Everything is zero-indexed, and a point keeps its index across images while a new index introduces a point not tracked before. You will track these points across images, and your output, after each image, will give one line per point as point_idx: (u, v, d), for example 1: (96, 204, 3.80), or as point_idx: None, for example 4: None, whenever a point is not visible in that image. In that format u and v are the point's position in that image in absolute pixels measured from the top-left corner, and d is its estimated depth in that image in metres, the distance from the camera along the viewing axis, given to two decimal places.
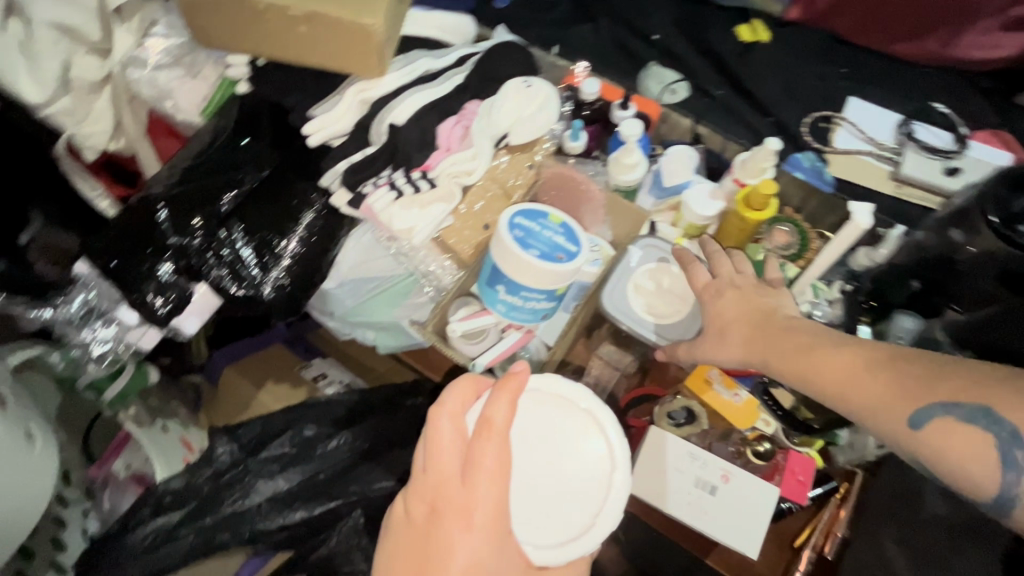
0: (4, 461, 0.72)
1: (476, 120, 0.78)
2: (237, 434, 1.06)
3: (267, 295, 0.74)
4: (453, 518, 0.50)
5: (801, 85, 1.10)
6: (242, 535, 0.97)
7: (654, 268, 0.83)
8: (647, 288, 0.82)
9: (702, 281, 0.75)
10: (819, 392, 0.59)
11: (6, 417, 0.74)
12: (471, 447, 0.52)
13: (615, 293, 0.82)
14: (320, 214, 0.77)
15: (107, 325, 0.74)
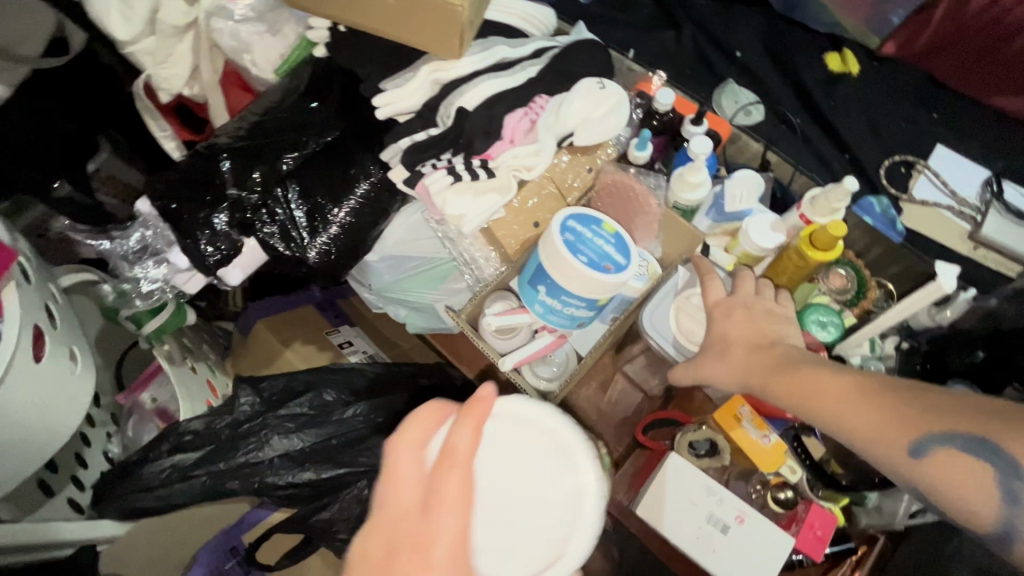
0: (52, 380, 0.74)
1: (543, 116, 0.77)
2: (260, 387, 1.06)
3: (312, 259, 0.75)
4: (410, 558, 0.44)
5: (885, 124, 1.05)
6: (252, 485, 1.00)
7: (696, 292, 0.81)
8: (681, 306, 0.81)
9: (714, 298, 0.74)
10: (813, 418, 0.58)
11: (56, 338, 0.76)
12: (434, 480, 0.47)
13: (655, 313, 0.83)
14: (374, 187, 0.77)
15: (159, 265, 0.75)
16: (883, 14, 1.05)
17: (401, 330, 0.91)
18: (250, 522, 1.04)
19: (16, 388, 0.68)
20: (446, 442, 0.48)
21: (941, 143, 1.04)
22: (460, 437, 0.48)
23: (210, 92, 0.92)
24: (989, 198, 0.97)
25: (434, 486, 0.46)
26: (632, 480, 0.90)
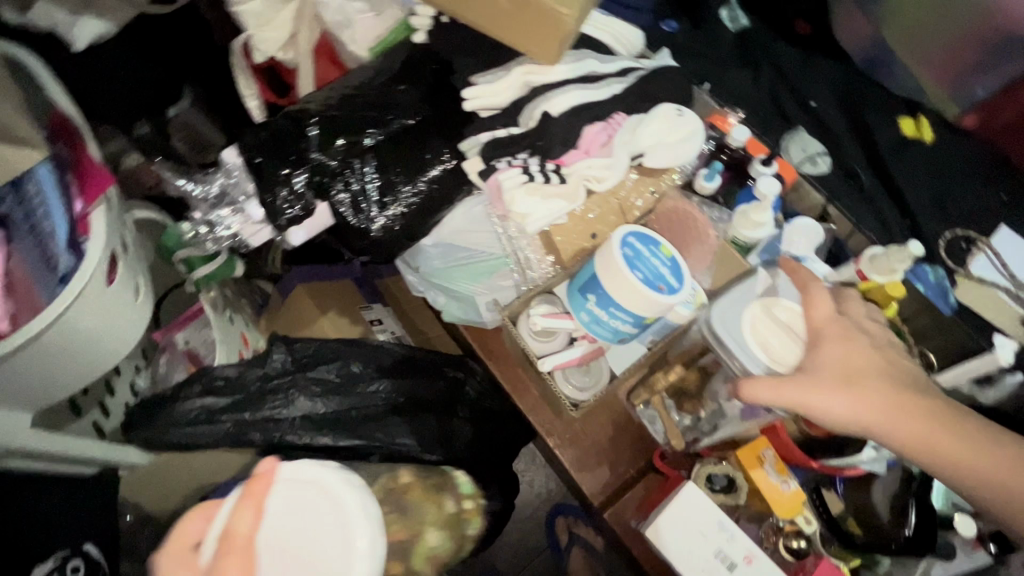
0: (116, 305, 0.78)
1: (621, 132, 0.78)
2: (293, 347, 1.09)
3: (375, 233, 0.78)
4: None
5: (951, 197, 1.04)
6: (271, 440, 1.03)
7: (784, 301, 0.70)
8: (771, 313, 0.69)
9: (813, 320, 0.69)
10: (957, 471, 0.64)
11: (127, 266, 0.79)
12: (221, 558, 0.59)
13: (727, 314, 0.71)
14: (446, 172, 0.79)
15: (234, 214, 0.78)
16: (969, 85, 1.07)
17: (438, 317, 0.94)
18: None
19: (87, 304, 0.72)
20: (230, 525, 0.61)
21: (1007, 224, 1.02)
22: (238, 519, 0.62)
23: (302, 59, 0.96)
24: None
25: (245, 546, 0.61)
26: (639, 503, 0.97)
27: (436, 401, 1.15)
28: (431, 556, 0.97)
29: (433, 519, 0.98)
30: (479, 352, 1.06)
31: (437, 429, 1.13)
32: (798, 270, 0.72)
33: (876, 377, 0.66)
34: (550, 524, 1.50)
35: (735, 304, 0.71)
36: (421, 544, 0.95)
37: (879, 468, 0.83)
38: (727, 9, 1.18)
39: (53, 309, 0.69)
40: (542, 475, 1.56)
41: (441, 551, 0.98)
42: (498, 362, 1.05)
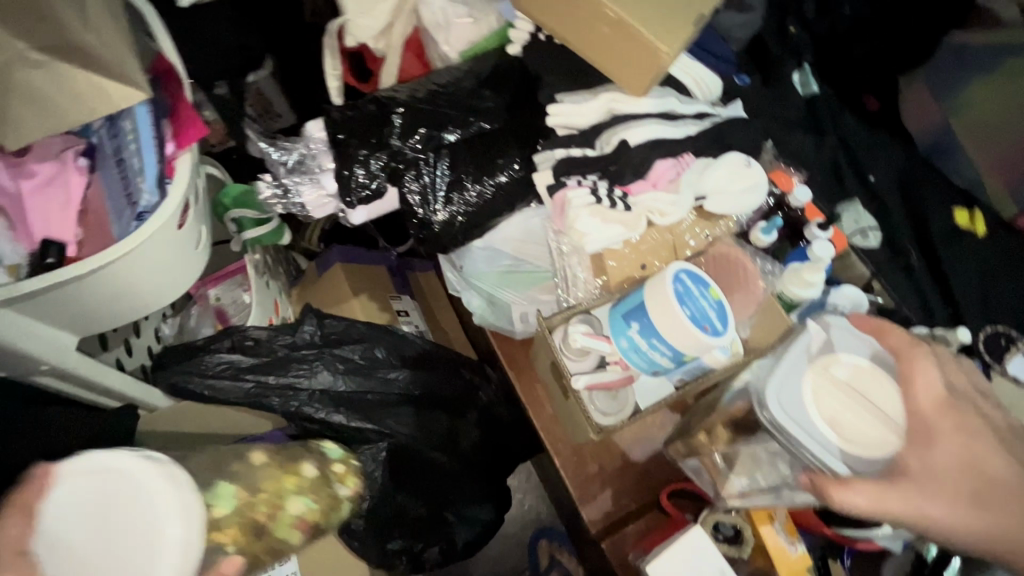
0: (179, 248, 0.81)
1: (689, 172, 0.80)
2: (324, 322, 1.11)
3: (435, 225, 0.81)
4: None
5: (997, 293, 1.04)
6: (288, 408, 1.04)
7: (857, 367, 0.65)
8: (836, 390, 0.64)
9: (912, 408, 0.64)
10: None
11: (195, 216, 0.83)
12: None
13: (786, 394, 0.65)
14: (512, 178, 0.82)
15: (308, 184, 0.82)
16: None
17: (470, 318, 0.96)
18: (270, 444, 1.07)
19: (159, 242, 0.75)
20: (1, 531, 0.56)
21: None
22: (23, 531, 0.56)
23: (391, 51, 0.99)
24: None
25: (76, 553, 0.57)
26: (639, 538, 0.96)
27: (450, 400, 1.16)
28: (301, 524, 0.88)
29: (294, 485, 0.87)
30: (505, 360, 1.07)
31: (446, 428, 1.13)
32: (889, 335, 0.67)
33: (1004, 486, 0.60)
34: (531, 546, 1.47)
35: (791, 375, 0.66)
36: (281, 511, 0.85)
37: (894, 546, 0.81)
38: (800, 74, 1.19)
39: (128, 242, 0.71)
40: (530, 495, 1.53)
41: (309, 516, 0.88)
42: (520, 374, 1.06)
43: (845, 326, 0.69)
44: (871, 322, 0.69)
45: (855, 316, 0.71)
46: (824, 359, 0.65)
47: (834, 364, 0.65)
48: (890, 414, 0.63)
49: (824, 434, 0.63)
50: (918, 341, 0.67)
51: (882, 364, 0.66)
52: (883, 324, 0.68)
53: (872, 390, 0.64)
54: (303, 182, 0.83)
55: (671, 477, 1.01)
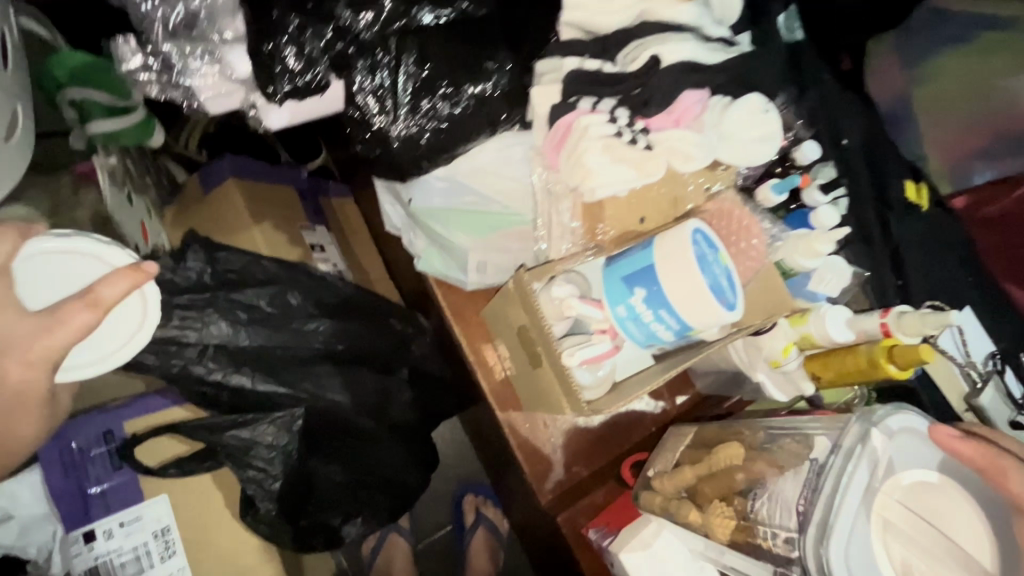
0: None
1: (710, 109, 0.67)
2: (216, 257, 0.85)
3: (394, 140, 0.62)
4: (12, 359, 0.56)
5: (935, 268, 1.06)
6: (169, 368, 0.80)
7: (919, 490, 0.65)
8: (908, 528, 0.63)
9: None
10: None
11: None
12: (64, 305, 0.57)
13: (853, 541, 0.62)
14: (495, 91, 0.63)
15: (208, 62, 0.58)
16: (968, 166, 1.13)
17: (414, 263, 0.81)
18: (141, 409, 0.83)
19: None
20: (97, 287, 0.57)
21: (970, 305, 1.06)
22: (115, 287, 0.57)
23: None
24: (992, 370, 0.99)
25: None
26: (596, 510, 0.90)
27: (379, 355, 0.96)
28: None
29: None
30: (451, 314, 0.89)
31: (376, 390, 0.94)
32: (1011, 482, 0.60)
33: None
34: (456, 502, 1.36)
35: (863, 523, 0.63)
36: None
37: None
38: (786, 16, 1.07)
39: None
40: (455, 446, 1.42)
41: None
42: (469, 332, 0.89)
43: (915, 433, 0.67)
44: (978, 455, 0.61)
45: (959, 445, 0.62)
46: (892, 491, 0.64)
47: (900, 492, 0.65)
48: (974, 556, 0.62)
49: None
50: None
51: (946, 477, 0.65)
52: (1000, 466, 0.60)
53: (950, 522, 0.63)
54: (201, 59, 0.58)
55: (626, 442, 0.95)
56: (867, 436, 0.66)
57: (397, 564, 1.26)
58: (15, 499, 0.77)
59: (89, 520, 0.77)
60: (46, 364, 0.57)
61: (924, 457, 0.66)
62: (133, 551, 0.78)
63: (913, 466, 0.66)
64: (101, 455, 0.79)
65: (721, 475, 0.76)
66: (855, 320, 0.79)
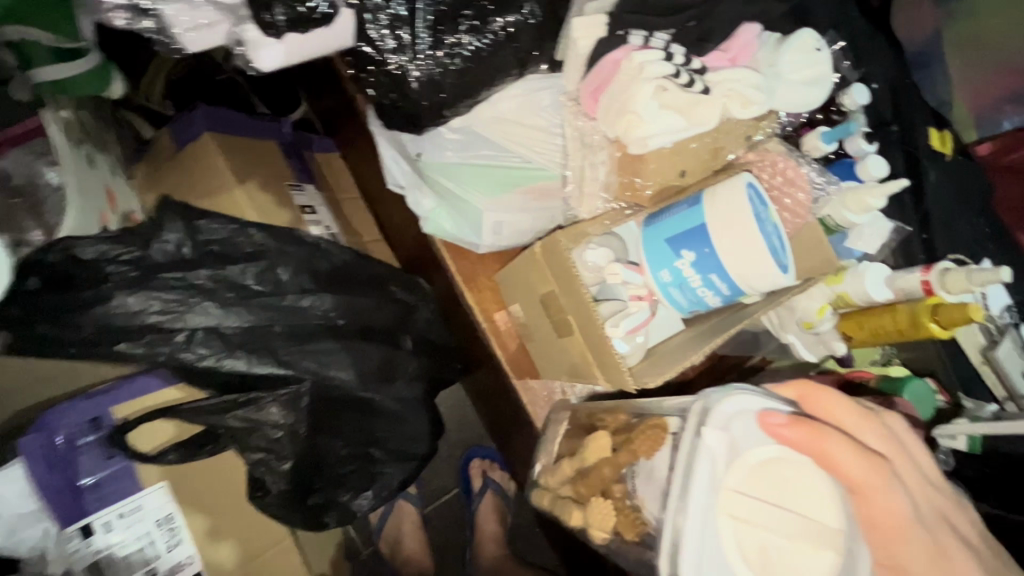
0: None
1: (762, 47, 0.60)
2: (196, 227, 0.75)
3: (411, 83, 0.55)
4: None
5: (971, 222, 0.99)
6: (156, 359, 0.71)
7: (762, 472, 0.53)
8: (765, 524, 0.52)
9: (877, 517, 0.47)
10: None
11: None
12: None
13: (701, 548, 0.52)
14: (526, 22, 0.56)
15: None
16: (998, 111, 1.00)
17: (420, 225, 0.70)
18: (132, 393, 0.75)
19: None
20: None
21: (1010, 262, 0.99)
22: None
23: None
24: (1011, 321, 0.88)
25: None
26: None
27: (382, 327, 0.87)
28: None
29: None
30: (461, 282, 0.83)
31: (381, 365, 0.86)
32: (840, 465, 0.47)
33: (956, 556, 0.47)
34: (462, 466, 1.33)
35: (704, 524, 0.52)
36: None
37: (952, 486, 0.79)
38: None
39: None
40: (458, 411, 1.37)
41: None
42: (482, 298, 0.83)
43: (749, 412, 0.54)
44: (808, 440, 0.48)
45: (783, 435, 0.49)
46: (731, 480, 0.53)
47: (739, 480, 0.53)
48: (827, 534, 0.51)
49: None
50: (874, 457, 0.48)
51: (789, 453, 0.52)
52: (825, 450, 0.47)
53: (801, 502, 0.51)
54: None
55: None
56: (698, 435, 0.55)
57: (407, 533, 1.23)
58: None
59: (86, 515, 0.70)
60: None
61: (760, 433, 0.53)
62: (137, 543, 0.72)
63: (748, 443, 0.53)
64: (92, 444, 0.73)
65: (592, 473, 0.68)
66: (895, 278, 0.76)
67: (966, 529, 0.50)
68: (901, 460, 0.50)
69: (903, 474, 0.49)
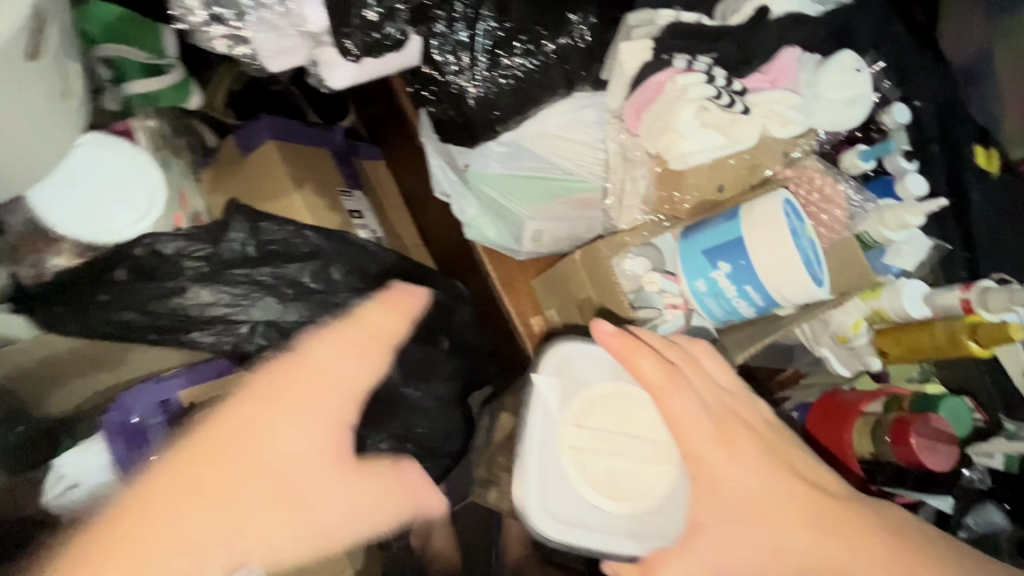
0: (35, 117, 0.50)
1: (802, 70, 0.62)
2: (259, 228, 0.80)
3: (468, 100, 0.60)
4: (244, 471, 0.49)
5: (1016, 241, 0.97)
6: (222, 347, 0.79)
7: (593, 405, 0.66)
8: (597, 447, 0.65)
9: (674, 411, 0.59)
10: (748, 491, 0.57)
11: (61, 54, 0.51)
12: (275, 393, 0.52)
13: (547, 480, 0.64)
14: (575, 46, 0.61)
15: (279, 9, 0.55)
16: None
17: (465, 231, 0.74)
18: (191, 379, 0.79)
19: (38, 115, 0.50)
20: (298, 434, 0.51)
21: None
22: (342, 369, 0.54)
23: None
24: None
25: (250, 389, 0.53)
26: None
27: (423, 327, 0.92)
28: None
29: None
30: (501, 283, 0.81)
31: (422, 363, 0.90)
32: (642, 372, 0.59)
33: (756, 440, 0.59)
34: None
35: (547, 459, 0.64)
36: None
37: (987, 507, 0.80)
38: None
39: None
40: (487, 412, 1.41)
41: None
42: (520, 303, 0.82)
43: (580, 357, 0.67)
44: (622, 351, 0.59)
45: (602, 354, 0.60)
46: (564, 416, 0.65)
47: (572, 416, 0.65)
48: (650, 448, 0.65)
49: (603, 505, 0.65)
50: (672, 365, 0.59)
51: (617, 384, 0.66)
52: (634, 359, 0.59)
53: (625, 423, 0.66)
54: None
55: None
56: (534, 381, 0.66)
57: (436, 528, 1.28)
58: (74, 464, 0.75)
59: None
60: (278, 483, 0.50)
61: (595, 372, 0.67)
62: None
63: (577, 380, 0.66)
64: (159, 425, 0.76)
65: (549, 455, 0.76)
66: (933, 295, 0.76)
67: (750, 417, 0.60)
68: (705, 367, 0.62)
69: (698, 383, 0.60)
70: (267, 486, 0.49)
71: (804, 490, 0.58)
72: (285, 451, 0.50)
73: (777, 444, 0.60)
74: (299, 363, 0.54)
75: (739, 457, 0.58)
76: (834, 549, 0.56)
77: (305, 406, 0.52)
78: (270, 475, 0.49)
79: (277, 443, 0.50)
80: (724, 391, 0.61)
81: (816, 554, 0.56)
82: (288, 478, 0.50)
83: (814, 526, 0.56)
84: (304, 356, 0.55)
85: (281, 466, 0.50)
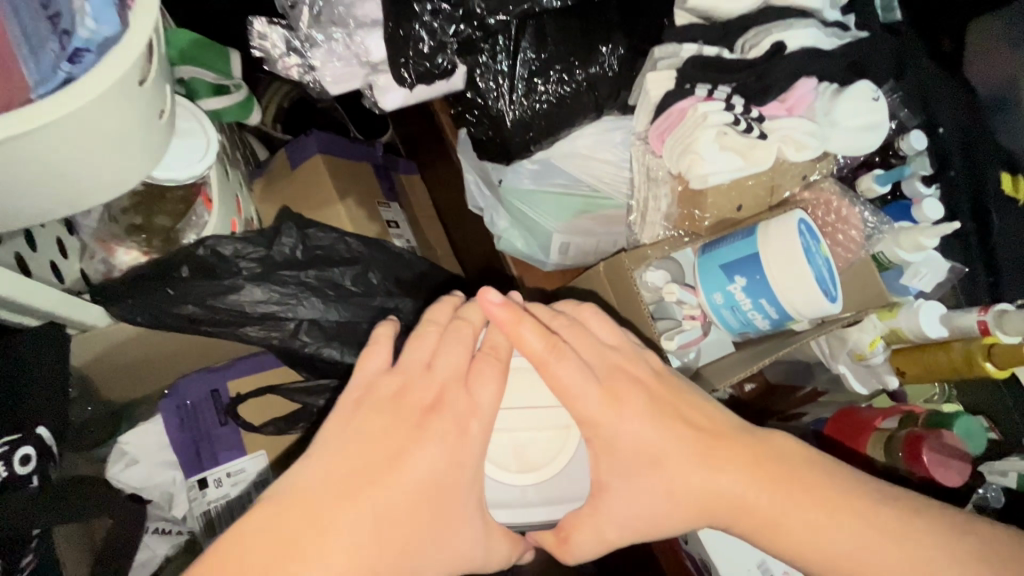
0: (138, 127, 0.57)
1: (818, 99, 0.66)
2: (308, 234, 0.87)
3: (507, 121, 0.66)
4: (385, 469, 0.48)
5: None
6: (270, 341, 0.85)
7: None
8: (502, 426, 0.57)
9: (558, 378, 0.53)
10: (659, 452, 0.52)
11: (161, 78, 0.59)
12: (426, 407, 0.51)
13: None
14: (605, 75, 0.67)
15: (344, 44, 0.64)
16: None
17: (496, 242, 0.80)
18: (239, 371, 0.88)
19: (140, 125, 0.57)
20: (437, 448, 0.50)
21: None
22: (494, 390, 0.52)
23: None
24: None
25: (397, 394, 0.51)
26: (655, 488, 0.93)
27: None
28: None
29: None
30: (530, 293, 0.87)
31: None
32: (525, 344, 0.53)
33: (655, 396, 0.54)
34: None
35: None
36: None
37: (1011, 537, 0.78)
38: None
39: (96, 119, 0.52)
40: None
41: None
42: None
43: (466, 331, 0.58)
44: (507, 323, 0.53)
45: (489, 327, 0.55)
46: None
47: None
48: (556, 412, 0.57)
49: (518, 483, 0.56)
50: (557, 335, 0.54)
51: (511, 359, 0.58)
52: (517, 331, 0.53)
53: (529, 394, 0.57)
54: (339, 39, 0.64)
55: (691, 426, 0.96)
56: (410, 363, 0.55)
57: None
58: (135, 446, 0.86)
59: (201, 470, 0.84)
60: (415, 493, 0.48)
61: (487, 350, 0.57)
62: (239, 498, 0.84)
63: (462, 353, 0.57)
64: (211, 412, 0.86)
65: None
66: (950, 317, 0.78)
67: (639, 371, 0.55)
68: (598, 332, 0.57)
69: (580, 345, 0.55)
70: (408, 491, 0.48)
71: (698, 436, 0.53)
72: (421, 467, 0.49)
73: (672, 393, 0.55)
74: (443, 367, 0.52)
75: (631, 414, 0.53)
76: (741, 489, 0.51)
77: (460, 419, 0.51)
78: (408, 488, 0.48)
79: (414, 452, 0.49)
80: (612, 349, 0.56)
81: (732, 497, 0.51)
82: (430, 491, 0.49)
83: (720, 467, 0.52)
84: (452, 361, 0.52)
85: (423, 481, 0.49)
